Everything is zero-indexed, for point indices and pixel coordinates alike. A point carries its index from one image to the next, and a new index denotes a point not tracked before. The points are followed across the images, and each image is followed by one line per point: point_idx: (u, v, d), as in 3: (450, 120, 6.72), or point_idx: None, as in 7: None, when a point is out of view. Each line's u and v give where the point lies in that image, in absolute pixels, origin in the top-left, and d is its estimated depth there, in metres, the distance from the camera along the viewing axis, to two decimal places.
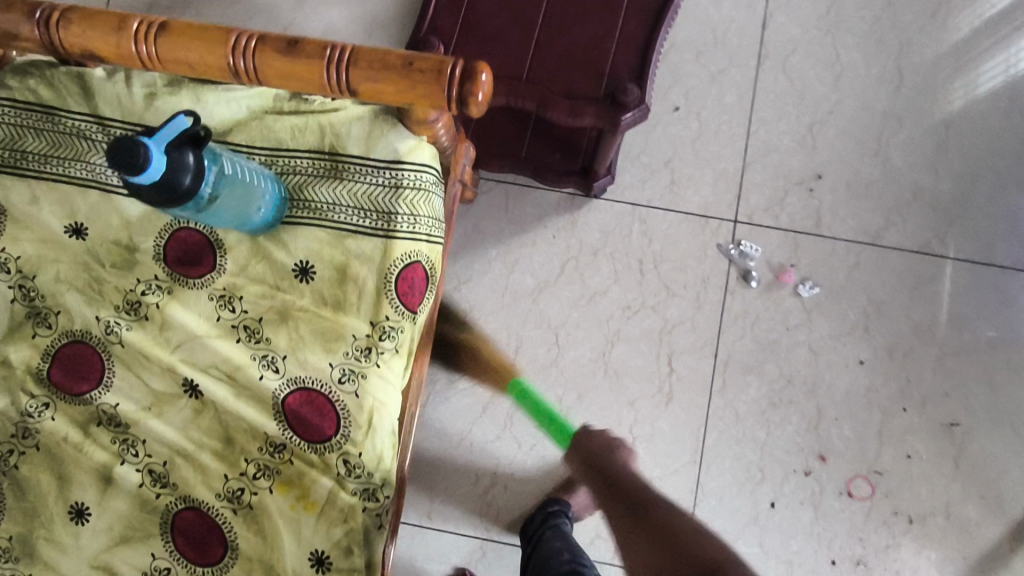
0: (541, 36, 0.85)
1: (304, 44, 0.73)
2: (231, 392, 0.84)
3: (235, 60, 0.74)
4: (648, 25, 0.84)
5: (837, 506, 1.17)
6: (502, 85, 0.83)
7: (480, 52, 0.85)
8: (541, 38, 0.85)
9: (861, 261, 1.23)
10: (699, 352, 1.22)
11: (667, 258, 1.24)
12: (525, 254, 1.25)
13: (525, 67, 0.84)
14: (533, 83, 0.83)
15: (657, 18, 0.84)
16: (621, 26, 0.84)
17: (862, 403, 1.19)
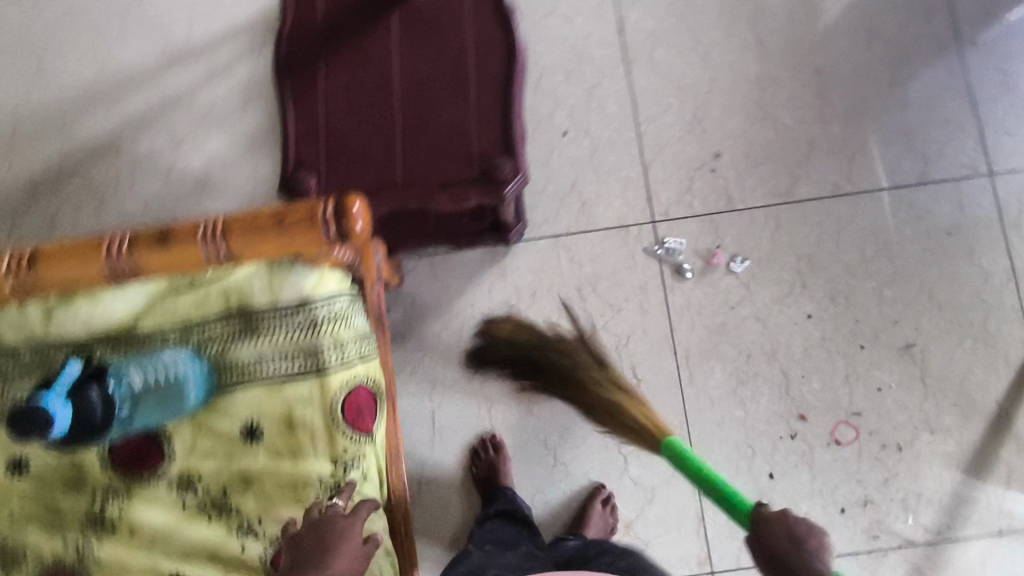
0: (404, 137, 0.86)
1: (176, 231, 0.73)
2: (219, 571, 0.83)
3: (111, 266, 0.73)
4: (501, 94, 0.86)
5: (830, 458, 1.21)
6: (381, 196, 0.84)
7: (351, 168, 0.86)
8: (404, 138, 0.86)
9: (780, 221, 1.27)
10: (659, 356, 1.24)
11: (602, 277, 1.27)
12: (468, 316, 1.26)
13: (398, 171, 0.85)
14: (410, 185, 0.84)
15: (507, 84, 0.86)
16: (476, 103, 0.86)
17: (822, 353, 1.24)
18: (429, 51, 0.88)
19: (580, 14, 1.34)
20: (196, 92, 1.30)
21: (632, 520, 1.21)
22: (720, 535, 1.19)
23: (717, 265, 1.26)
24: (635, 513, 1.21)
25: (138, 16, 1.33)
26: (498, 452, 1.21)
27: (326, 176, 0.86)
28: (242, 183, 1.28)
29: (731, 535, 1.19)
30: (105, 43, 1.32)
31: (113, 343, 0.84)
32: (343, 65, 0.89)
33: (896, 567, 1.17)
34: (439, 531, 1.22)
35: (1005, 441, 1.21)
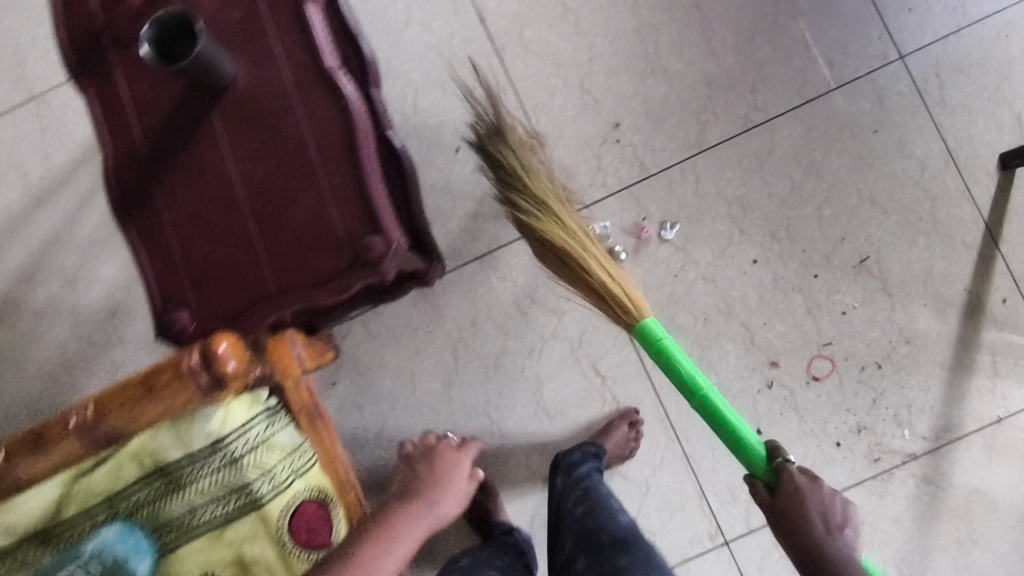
0: (264, 243, 0.80)
1: (49, 428, 0.69)
2: None
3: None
4: (348, 165, 0.80)
5: (813, 396, 1.18)
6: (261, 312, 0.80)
7: (221, 291, 0.81)
8: (266, 243, 0.80)
9: (699, 173, 1.21)
10: (616, 346, 1.20)
11: (538, 284, 1.22)
12: (416, 364, 1.22)
13: (270, 279, 0.80)
14: (287, 291, 0.80)
15: (352, 154, 0.80)
16: (326, 183, 0.80)
17: (778, 294, 1.19)
18: (262, 143, 0.81)
19: (436, 18, 1.25)
20: (74, 223, 1.23)
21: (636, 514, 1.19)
22: (724, 504, 1.18)
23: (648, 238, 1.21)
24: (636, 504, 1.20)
25: None
26: (486, 494, 1.18)
27: (198, 307, 0.81)
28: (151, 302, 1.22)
29: (734, 500, 1.18)
30: None
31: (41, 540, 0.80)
32: (181, 186, 0.82)
33: (905, 483, 1.16)
34: None
35: (984, 327, 1.16)
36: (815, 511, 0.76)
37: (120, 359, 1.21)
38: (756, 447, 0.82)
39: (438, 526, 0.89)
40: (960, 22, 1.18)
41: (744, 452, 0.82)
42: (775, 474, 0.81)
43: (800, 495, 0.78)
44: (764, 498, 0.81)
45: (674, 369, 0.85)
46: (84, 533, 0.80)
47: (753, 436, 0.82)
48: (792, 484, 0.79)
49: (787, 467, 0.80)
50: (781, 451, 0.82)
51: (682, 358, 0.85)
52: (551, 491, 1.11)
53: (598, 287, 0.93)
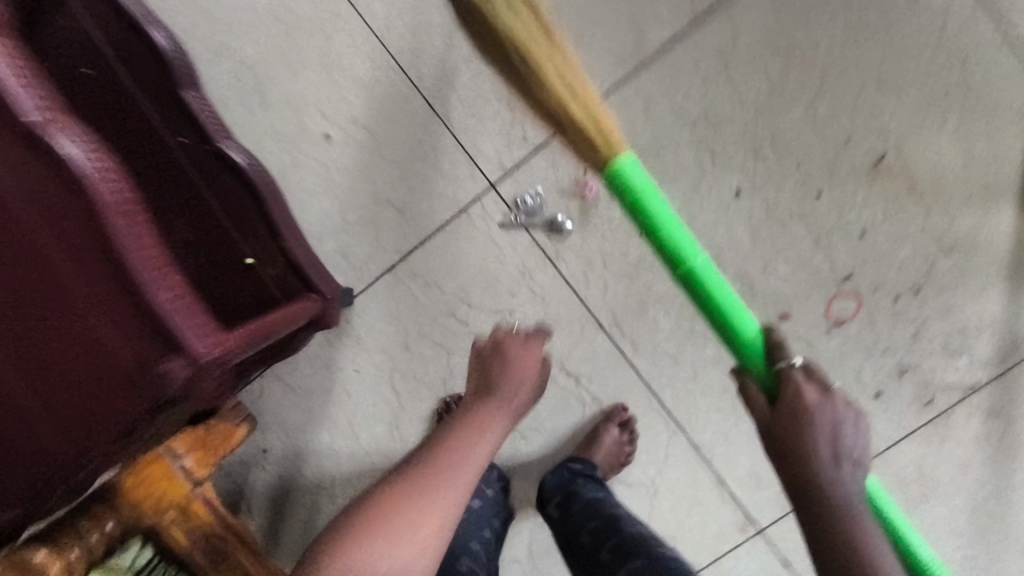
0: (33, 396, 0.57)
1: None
2: None
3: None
4: (93, 262, 0.53)
5: (838, 344, 0.94)
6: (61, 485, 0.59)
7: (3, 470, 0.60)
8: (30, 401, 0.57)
9: (645, 95, 0.91)
10: (584, 337, 0.97)
11: (471, 285, 0.96)
12: (353, 410, 1.01)
13: (59, 446, 0.58)
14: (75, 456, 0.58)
15: (93, 245, 0.52)
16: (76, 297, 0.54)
17: (774, 229, 0.92)
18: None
19: None
20: None
21: (649, 521, 1.01)
22: (749, 488, 0.99)
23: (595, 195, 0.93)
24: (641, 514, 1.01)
25: None
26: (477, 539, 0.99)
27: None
28: None
29: (760, 482, 0.99)
30: None
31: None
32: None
33: (968, 422, 0.94)
34: None
35: None
36: (824, 436, 0.65)
37: None
38: (754, 340, 0.67)
39: (516, 418, 0.78)
40: None
41: (739, 348, 0.68)
42: (772, 371, 0.68)
43: (808, 421, 0.66)
44: (760, 407, 0.69)
45: (661, 234, 0.63)
46: None
47: (750, 323, 0.67)
48: (800, 406, 0.66)
49: (794, 377, 0.67)
50: (779, 336, 0.69)
51: (671, 217, 0.63)
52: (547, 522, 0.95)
53: (550, 102, 0.61)
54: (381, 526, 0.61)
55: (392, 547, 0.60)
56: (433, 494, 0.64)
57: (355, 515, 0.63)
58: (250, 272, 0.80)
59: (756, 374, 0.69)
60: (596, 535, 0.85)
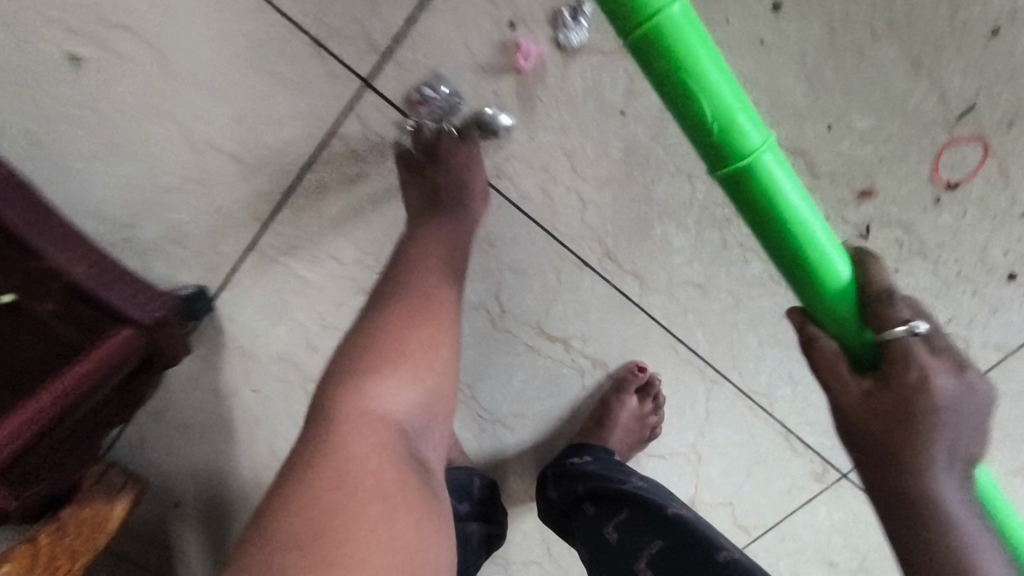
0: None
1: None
2: None
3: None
4: None
5: (952, 220, 0.60)
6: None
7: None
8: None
9: None
10: (564, 285, 0.65)
11: (380, 245, 0.63)
12: (270, 438, 0.73)
13: None
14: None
15: None
16: None
17: (836, 57, 0.56)
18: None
19: None
20: None
21: (695, 491, 0.76)
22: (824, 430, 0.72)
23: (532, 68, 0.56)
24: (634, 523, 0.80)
25: None
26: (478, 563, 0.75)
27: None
28: None
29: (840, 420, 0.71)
30: None
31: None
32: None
33: None
34: None
35: None
36: (949, 446, 0.39)
37: None
38: (844, 290, 0.42)
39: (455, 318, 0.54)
40: None
41: (815, 298, 0.42)
42: (874, 337, 0.42)
43: (937, 429, 0.39)
44: (848, 385, 0.42)
45: (692, 94, 0.36)
46: None
47: (838, 262, 0.41)
48: (915, 407, 0.39)
49: (916, 356, 0.40)
50: (880, 277, 0.42)
51: (715, 65, 0.36)
52: (560, 523, 0.65)
53: None
54: (379, 366, 0.48)
55: (399, 383, 0.48)
56: (430, 328, 0.51)
57: (344, 371, 0.49)
58: (21, 313, 0.54)
59: (846, 345, 0.42)
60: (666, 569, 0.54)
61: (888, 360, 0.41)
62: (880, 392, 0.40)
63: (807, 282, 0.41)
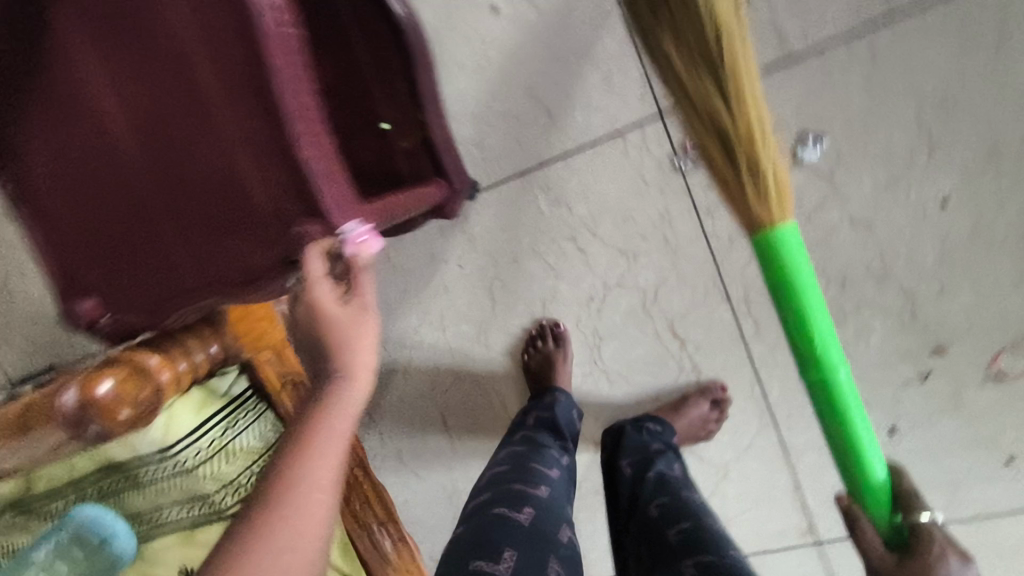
0: (243, 155, 0.52)
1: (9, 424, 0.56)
2: None
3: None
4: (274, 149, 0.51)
5: (993, 398, 0.82)
6: (282, 229, 0.53)
7: (144, 271, 0.59)
8: (267, 107, 0.50)
9: (880, 59, 0.75)
10: (704, 306, 0.88)
11: (602, 216, 0.88)
12: (446, 304, 0.98)
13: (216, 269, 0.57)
14: (282, 214, 0.53)
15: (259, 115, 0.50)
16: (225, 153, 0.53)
17: (967, 251, 0.79)
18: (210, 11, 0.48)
19: None
20: None
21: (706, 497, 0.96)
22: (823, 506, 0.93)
23: (364, 301, 0.59)
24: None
25: None
26: None
27: (123, 295, 0.61)
28: None
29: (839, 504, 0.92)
30: None
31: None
32: (82, 79, 0.55)
33: None
34: None
35: None
36: None
37: None
38: (880, 487, 0.59)
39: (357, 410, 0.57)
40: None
41: (856, 488, 0.59)
42: (901, 522, 0.59)
43: None
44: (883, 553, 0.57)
45: (807, 331, 0.55)
46: (58, 511, 0.76)
47: (879, 468, 0.58)
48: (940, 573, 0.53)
49: (936, 534, 0.56)
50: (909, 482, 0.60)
51: (823, 318, 0.56)
52: (608, 468, 0.90)
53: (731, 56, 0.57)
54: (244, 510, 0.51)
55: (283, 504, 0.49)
56: (336, 435, 0.53)
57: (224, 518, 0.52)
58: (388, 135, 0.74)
59: (878, 525, 0.59)
60: (662, 513, 0.76)
61: (918, 539, 0.57)
62: (909, 562, 0.55)
63: (851, 474, 0.59)
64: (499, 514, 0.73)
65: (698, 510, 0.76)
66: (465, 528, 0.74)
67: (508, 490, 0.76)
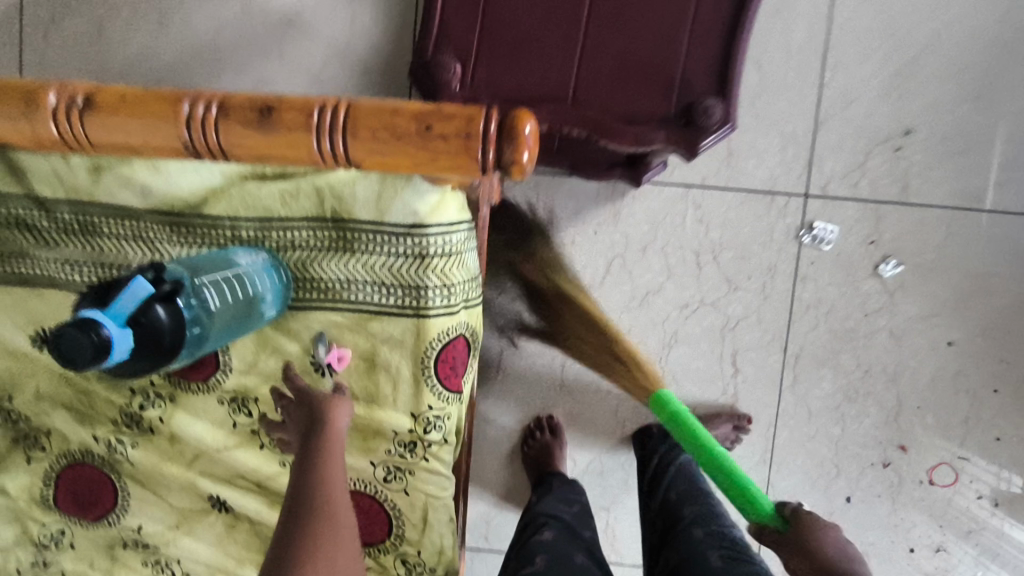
0: (691, 25, 0.65)
1: (399, 115, 0.54)
2: (234, 488, 0.73)
3: (318, 147, 0.55)
4: (729, 33, 0.65)
5: (918, 496, 1.10)
6: (688, 95, 0.65)
7: (535, 65, 0.67)
8: (739, 13, 0.65)
9: (950, 231, 1.05)
10: (766, 350, 1.09)
11: (727, 246, 1.07)
12: (563, 256, 1.08)
13: (594, 96, 0.66)
14: (700, 80, 0.65)
15: (738, 10, 0.65)
16: (687, 20, 0.65)
17: (949, 388, 1.08)
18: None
19: None
20: None
21: None
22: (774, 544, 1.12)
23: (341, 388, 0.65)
24: (623, 488, 1.12)
25: None
26: (554, 435, 1.09)
27: (500, 77, 0.67)
28: (332, 34, 1.04)
29: None
30: None
31: (88, 232, 0.68)
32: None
33: None
34: (478, 470, 1.13)
35: None
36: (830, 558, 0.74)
37: (282, 73, 1.04)
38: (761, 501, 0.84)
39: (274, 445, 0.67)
40: None
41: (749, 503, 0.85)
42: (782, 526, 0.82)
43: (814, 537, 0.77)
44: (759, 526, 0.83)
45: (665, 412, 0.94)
46: (221, 242, 0.68)
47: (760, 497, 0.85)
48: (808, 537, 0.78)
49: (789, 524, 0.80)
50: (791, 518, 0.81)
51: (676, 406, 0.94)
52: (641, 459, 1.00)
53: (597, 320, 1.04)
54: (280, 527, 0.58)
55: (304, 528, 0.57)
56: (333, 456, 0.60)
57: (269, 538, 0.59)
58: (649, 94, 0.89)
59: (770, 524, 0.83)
60: (682, 494, 0.89)
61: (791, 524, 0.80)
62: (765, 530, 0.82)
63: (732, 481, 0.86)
64: (533, 539, 0.85)
65: (707, 495, 0.89)
66: (510, 553, 0.87)
67: (534, 522, 0.90)
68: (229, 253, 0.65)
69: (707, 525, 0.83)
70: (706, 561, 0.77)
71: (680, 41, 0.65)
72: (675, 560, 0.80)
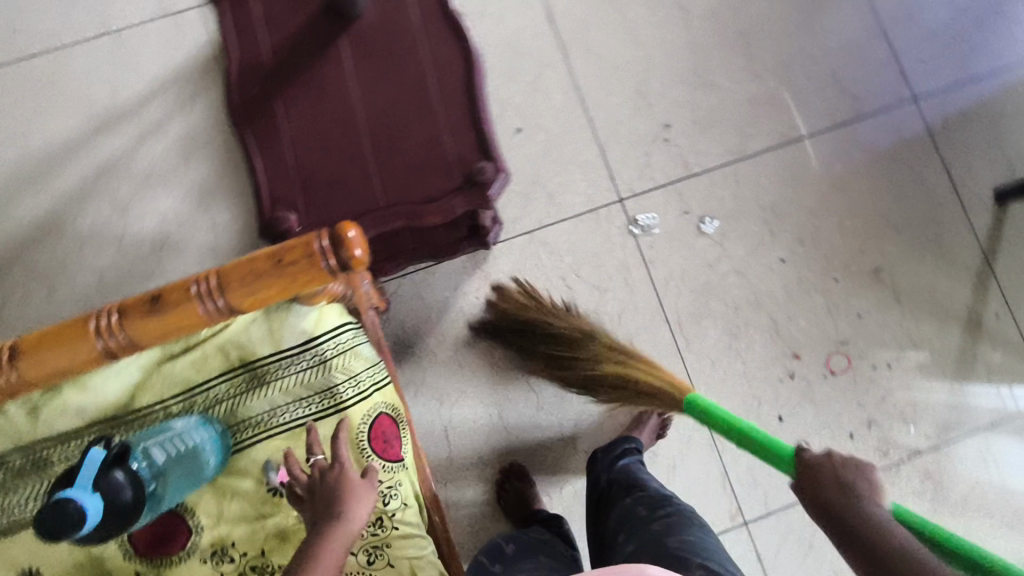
0: (446, 119, 0.86)
1: (256, 261, 0.70)
2: None
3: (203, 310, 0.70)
4: (471, 113, 0.86)
5: (830, 388, 1.27)
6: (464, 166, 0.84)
7: (347, 191, 0.85)
8: (473, 99, 0.86)
9: (736, 179, 1.31)
10: (653, 328, 1.26)
11: (583, 263, 1.27)
12: (460, 327, 1.24)
13: (399, 194, 0.85)
14: (468, 153, 0.85)
15: (471, 96, 0.86)
16: (440, 120, 0.86)
17: (802, 293, 1.29)
18: (441, 37, 0.88)
19: (509, 13, 1.33)
20: (132, 155, 1.24)
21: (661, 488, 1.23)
22: (744, 485, 1.24)
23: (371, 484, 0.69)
24: None
25: (37, 111, 1.24)
26: (521, 479, 1.19)
27: (326, 210, 0.85)
28: (200, 240, 1.22)
29: (754, 483, 1.24)
30: (21, 135, 1.23)
31: (39, 465, 0.78)
32: (340, 69, 0.88)
33: (910, 478, 1.25)
34: (472, 544, 1.20)
35: (980, 340, 1.29)
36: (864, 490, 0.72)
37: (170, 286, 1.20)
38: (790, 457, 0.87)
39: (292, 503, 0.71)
40: (965, 76, 1.36)
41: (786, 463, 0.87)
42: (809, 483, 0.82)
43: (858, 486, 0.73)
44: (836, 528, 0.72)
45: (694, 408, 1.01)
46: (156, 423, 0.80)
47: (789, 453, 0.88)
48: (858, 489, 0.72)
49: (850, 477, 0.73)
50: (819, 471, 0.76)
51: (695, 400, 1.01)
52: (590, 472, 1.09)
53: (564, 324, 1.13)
54: None
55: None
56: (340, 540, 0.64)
57: None
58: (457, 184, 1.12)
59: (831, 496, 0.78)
60: (617, 484, 0.99)
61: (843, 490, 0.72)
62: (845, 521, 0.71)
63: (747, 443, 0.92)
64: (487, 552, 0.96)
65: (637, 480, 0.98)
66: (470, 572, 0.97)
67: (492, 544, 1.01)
68: (164, 427, 0.77)
69: (640, 494, 0.92)
70: (635, 515, 0.88)
71: (441, 134, 0.86)
72: (614, 527, 0.90)
